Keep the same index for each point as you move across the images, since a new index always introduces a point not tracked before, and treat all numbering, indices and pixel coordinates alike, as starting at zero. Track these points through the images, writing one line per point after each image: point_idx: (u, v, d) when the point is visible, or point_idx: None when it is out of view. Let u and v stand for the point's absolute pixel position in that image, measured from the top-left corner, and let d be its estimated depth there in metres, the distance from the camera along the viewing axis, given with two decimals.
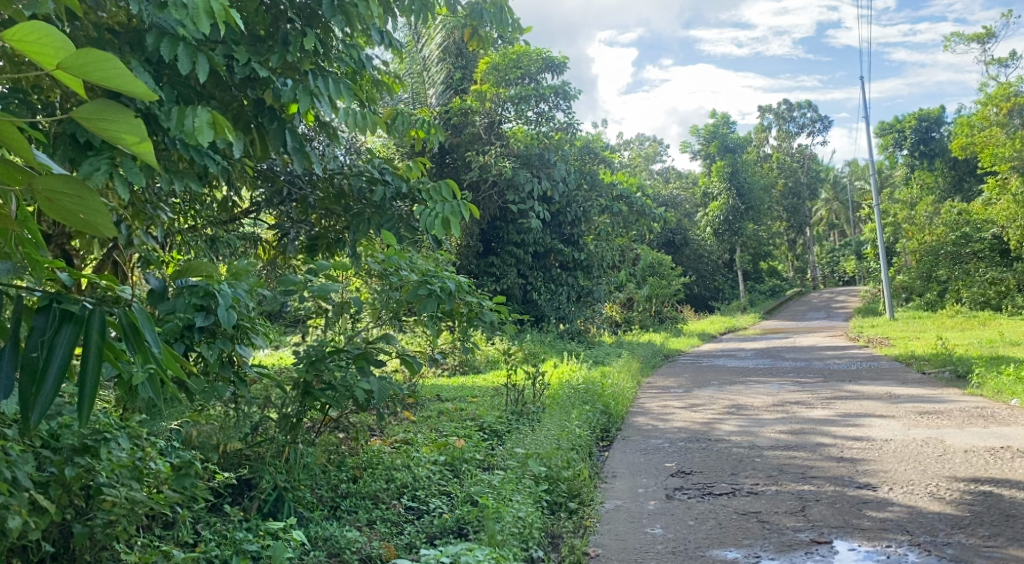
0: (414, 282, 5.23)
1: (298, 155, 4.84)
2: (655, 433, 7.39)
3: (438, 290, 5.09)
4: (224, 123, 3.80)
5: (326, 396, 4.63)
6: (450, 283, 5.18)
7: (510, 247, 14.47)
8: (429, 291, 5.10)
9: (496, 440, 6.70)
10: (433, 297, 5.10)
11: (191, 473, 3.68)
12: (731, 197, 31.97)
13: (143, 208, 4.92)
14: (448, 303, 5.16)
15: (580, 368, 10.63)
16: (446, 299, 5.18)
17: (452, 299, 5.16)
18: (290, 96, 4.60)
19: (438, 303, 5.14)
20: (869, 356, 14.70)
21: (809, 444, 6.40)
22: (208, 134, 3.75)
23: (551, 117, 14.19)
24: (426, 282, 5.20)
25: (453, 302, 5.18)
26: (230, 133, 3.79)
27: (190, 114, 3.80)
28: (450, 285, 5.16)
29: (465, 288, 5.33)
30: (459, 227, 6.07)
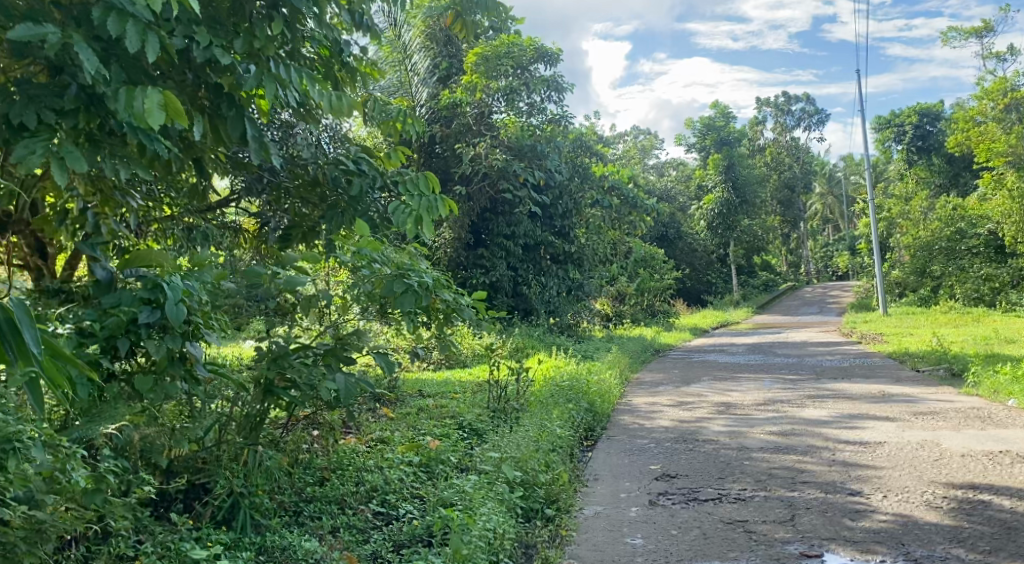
0: (388, 275, 4.94)
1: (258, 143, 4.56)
2: (641, 433, 7.15)
3: (413, 285, 4.81)
4: (176, 104, 3.49)
5: (290, 394, 4.38)
6: (425, 278, 4.90)
7: (499, 239, 14.16)
8: (404, 286, 4.82)
9: (475, 440, 6.45)
10: (409, 292, 4.82)
11: (103, 489, 3.28)
12: (726, 190, 31.67)
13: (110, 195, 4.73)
14: (424, 300, 4.88)
15: (567, 364, 10.40)
16: (422, 295, 4.89)
17: (428, 295, 4.88)
18: (254, 83, 4.34)
19: (413, 299, 4.86)
20: (862, 353, 14.45)
21: (800, 447, 6.16)
22: (159, 117, 3.43)
23: (541, 107, 13.92)
24: (400, 276, 4.92)
25: (428, 298, 4.90)
26: (183, 118, 3.49)
27: (139, 94, 3.46)
28: (426, 280, 4.89)
29: (443, 284, 5.05)
30: (438, 221, 5.78)
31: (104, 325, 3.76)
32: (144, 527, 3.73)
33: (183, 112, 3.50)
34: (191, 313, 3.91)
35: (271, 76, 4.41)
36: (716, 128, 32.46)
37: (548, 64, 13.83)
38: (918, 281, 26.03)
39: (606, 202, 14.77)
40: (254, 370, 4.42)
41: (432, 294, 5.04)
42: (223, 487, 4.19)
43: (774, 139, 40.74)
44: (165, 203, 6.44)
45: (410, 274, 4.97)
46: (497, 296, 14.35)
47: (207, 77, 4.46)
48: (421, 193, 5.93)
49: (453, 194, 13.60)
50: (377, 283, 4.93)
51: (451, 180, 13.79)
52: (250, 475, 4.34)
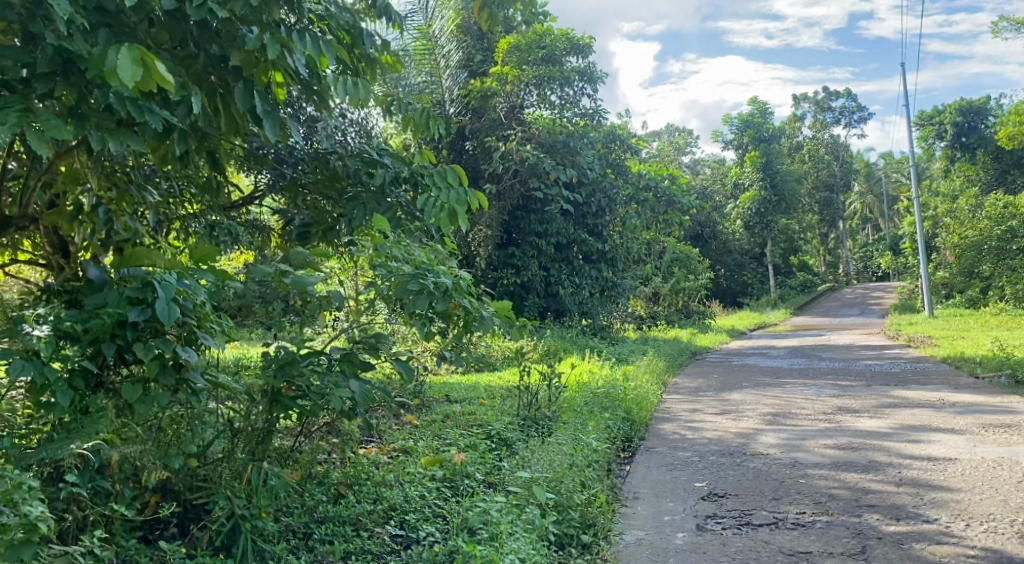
0: (406, 273, 4.48)
1: (269, 120, 4.12)
2: (683, 444, 6.63)
3: (431, 286, 4.34)
4: (153, 60, 3.15)
5: (297, 404, 3.96)
6: (445, 278, 4.43)
7: (531, 237, 13.64)
8: (419, 286, 4.34)
9: (504, 451, 5.98)
10: (426, 294, 4.35)
11: (34, 541, 2.76)
12: (765, 188, 30.82)
13: (125, 190, 4.73)
14: (442, 303, 4.40)
15: (602, 368, 9.91)
16: (440, 299, 4.42)
17: (447, 298, 4.41)
18: (256, 45, 3.84)
19: (430, 302, 4.38)
20: (912, 358, 13.72)
21: (860, 464, 5.61)
22: (131, 73, 3.08)
23: (575, 101, 13.43)
24: (420, 274, 4.47)
25: (447, 301, 4.43)
26: (161, 69, 3.13)
27: (111, 49, 3.14)
28: (444, 280, 4.43)
29: (464, 287, 4.58)
30: (466, 220, 5.31)
31: (87, 326, 3.34)
32: (127, 557, 3.47)
33: (161, 70, 3.16)
34: (185, 315, 3.46)
35: (275, 38, 3.89)
36: (754, 125, 31.64)
37: (581, 56, 13.31)
38: (967, 281, 25.10)
39: (640, 199, 14.22)
40: (259, 376, 4.01)
41: (452, 299, 4.56)
42: (223, 509, 3.77)
43: (812, 136, 39.71)
44: (181, 196, 6.16)
45: (428, 274, 4.50)
46: (528, 297, 13.85)
47: (211, 50, 4.06)
48: (447, 188, 5.44)
49: (483, 191, 13.17)
50: (393, 282, 4.47)
51: (482, 178, 13.34)
52: (253, 493, 3.91)
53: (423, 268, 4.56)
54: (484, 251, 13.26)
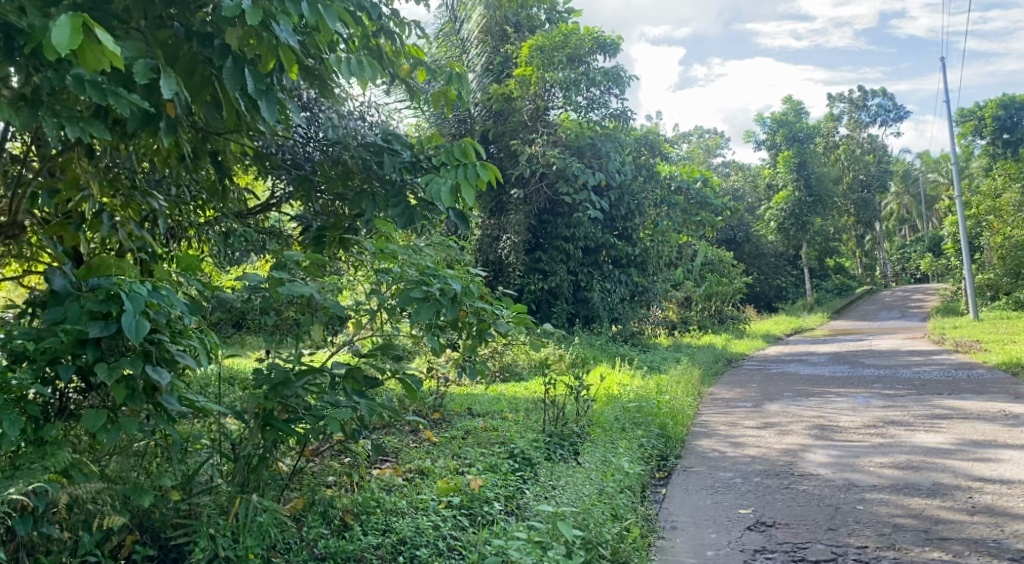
0: (412, 275, 4.02)
1: (263, 100, 3.56)
2: (722, 463, 6.11)
3: (436, 291, 3.84)
4: (95, 28, 2.69)
5: (288, 427, 3.52)
6: (453, 283, 3.93)
7: (559, 242, 13.15)
8: (423, 293, 3.85)
9: (528, 473, 5.50)
10: (432, 303, 3.85)
11: None
12: (799, 189, 29.98)
13: (131, 196, 4.63)
14: (449, 312, 3.87)
15: (632, 378, 9.37)
16: (448, 308, 3.89)
17: (457, 306, 3.90)
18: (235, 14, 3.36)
19: (436, 311, 3.87)
20: (961, 364, 13.05)
21: (924, 487, 5.09)
22: (68, 41, 2.63)
23: (602, 103, 12.94)
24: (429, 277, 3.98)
25: (457, 310, 3.92)
26: (102, 36, 2.68)
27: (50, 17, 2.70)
28: (454, 283, 3.93)
29: (475, 293, 4.07)
30: (472, 193, 4.95)
31: (43, 345, 2.90)
32: None
33: (104, 38, 2.71)
34: (155, 329, 3.02)
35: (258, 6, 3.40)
36: (788, 124, 30.94)
37: (609, 57, 12.85)
38: (1013, 282, 24.29)
39: (671, 201, 13.66)
40: (247, 399, 3.60)
41: (462, 305, 4.04)
42: (205, 551, 3.30)
43: (847, 136, 38.78)
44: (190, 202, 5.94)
45: (436, 278, 4.00)
46: (557, 303, 13.37)
47: (195, 24, 3.66)
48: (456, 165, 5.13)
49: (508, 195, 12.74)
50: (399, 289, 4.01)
51: (508, 184, 12.93)
52: (239, 531, 3.43)
53: (433, 271, 4.06)
54: (511, 256, 12.84)
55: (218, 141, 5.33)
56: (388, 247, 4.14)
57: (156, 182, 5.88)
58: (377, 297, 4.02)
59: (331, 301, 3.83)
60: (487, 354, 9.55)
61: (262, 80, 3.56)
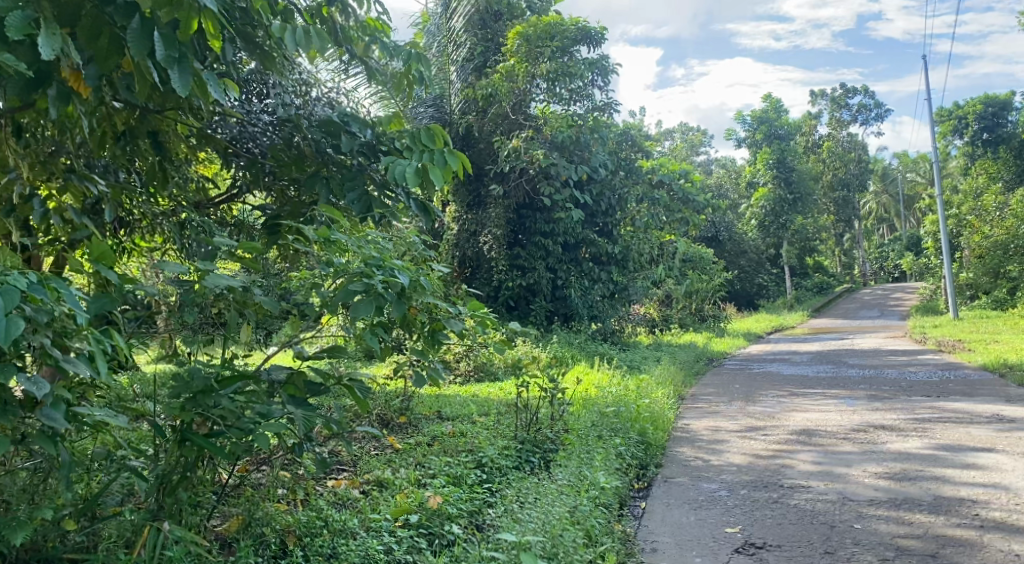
0: (355, 265, 3.54)
1: (175, 69, 3.13)
2: (706, 473, 5.67)
3: (380, 285, 3.35)
4: None
5: (206, 441, 3.05)
6: (400, 274, 3.44)
7: (538, 237, 12.70)
8: (363, 285, 3.35)
9: (495, 486, 5.05)
10: (374, 299, 3.35)
11: None
12: (779, 187, 29.70)
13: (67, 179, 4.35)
14: (395, 310, 3.39)
15: (611, 379, 8.94)
16: (392, 304, 3.40)
17: (404, 303, 3.42)
18: None
19: (378, 307, 3.38)
20: (947, 364, 12.73)
21: (925, 501, 4.68)
22: None
23: (584, 95, 12.53)
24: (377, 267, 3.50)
25: (405, 307, 3.43)
26: None
27: None
28: (400, 274, 3.45)
29: (427, 288, 3.59)
30: (440, 175, 4.52)
31: None
32: None
33: None
34: (33, 330, 2.50)
35: None
36: (767, 122, 30.59)
37: (592, 47, 12.39)
38: (992, 282, 24.11)
39: (652, 197, 13.21)
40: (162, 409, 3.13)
41: (411, 301, 3.55)
42: None
43: (828, 134, 38.55)
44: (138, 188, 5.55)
45: (381, 269, 3.51)
46: (535, 300, 12.89)
47: None
48: (424, 150, 4.69)
49: (488, 192, 12.31)
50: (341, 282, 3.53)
51: (487, 178, 12.46)
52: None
53: (380, 260, 3.57)
54: (492, 251, 12.34)
55: (161, 122, 4.99)
56: (331, 234, 3.66)
57: (104, 168, 5.56)
58: (315, 290, 3.54)
59: (261, 296, 3.37)
60: (459, 352, 9.07)
61: (174, 46, 3.11)
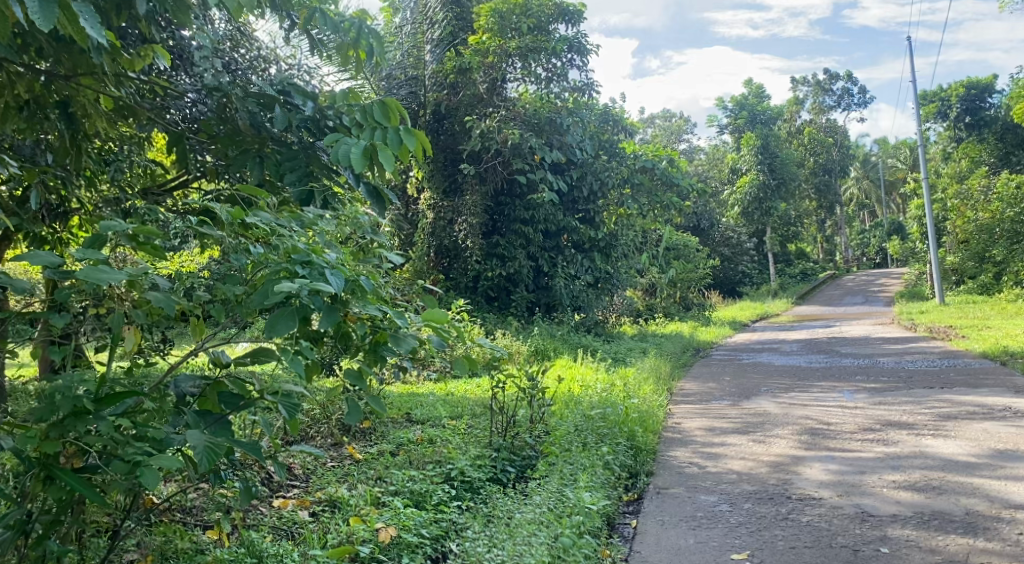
0: (275, 258, 2.88)
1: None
2: (704, 482, 5.05)
3: (304, 293, 2.65)
4: None
5: (77, 480, 2.41)
6: (332, 278, 2.77)
7: (517, 225, 12.00)
8: (283, 293, 2.65)
9: (465, 506, 4.41)
10: (297, 310, 2.71)
11: None
12: (762, 173, 29.12)
13: None
14: (324, 322, 2.73)
15: (595, 375, 8.32)
16: (322, 314, 2.73)
17: (337, 313, 2.75)
18: None
19: (302, 318, 2.73)
20: (946, 352, 12.20)
21: (958, 516, 4.13)
22: None
23: (564, 74, 11.91)
24: (302, 264, 2.83)
25: (338, 318, 2.77)
26: None
27: None
28: (332, 275, 2.78)
29: (367, 291, 2.94)
30: (390, 157, 3.82)
31: None
32: None
33: None
34: None
35: None
36: (749, 107, 29.98)
37: (571, 24, 11.76)
38: (978, 266, 23.40)
39: (635, 181, 12.58)
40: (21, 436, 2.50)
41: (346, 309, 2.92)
42: None
43: (811, 120, 38.13)
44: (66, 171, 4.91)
45: (306, 267, 2.82)
46: (515, 290, 12.24)
47: None
48: (375, 128, 3.98)
49: (462, 174, 11.64)
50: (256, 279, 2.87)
51: (462, 161, 11.80)
52: None
53: (308, 254, 2.89)
54: (469, 241, 11.66)
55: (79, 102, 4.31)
56: (248, 215, 2.98)
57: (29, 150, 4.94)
58: (226, 287, 2.90)
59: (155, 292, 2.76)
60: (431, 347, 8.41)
61: None
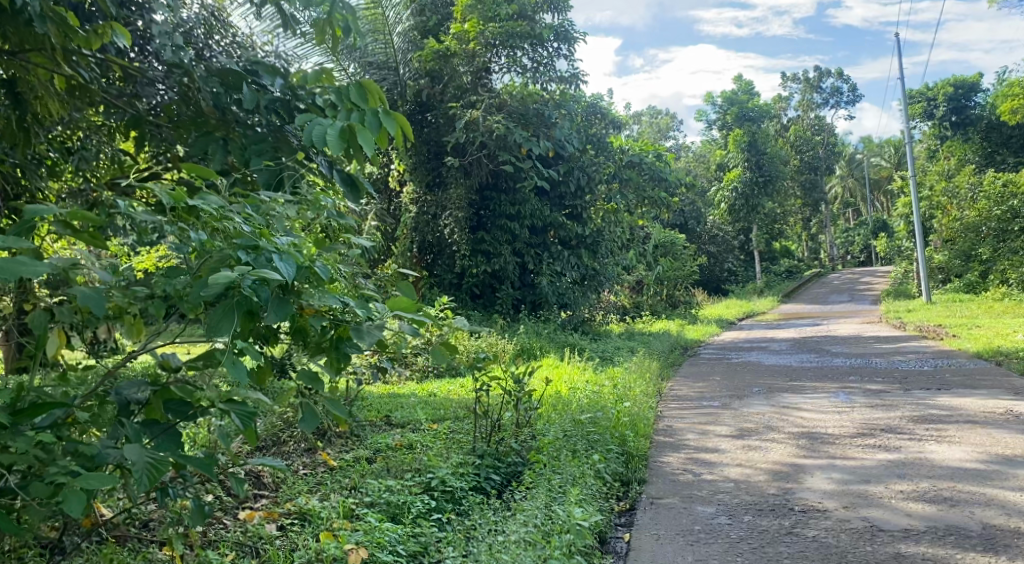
0: (220, 246, 2.58)
1: None
2: (699, 492, 4.74)
3: (247, 281, 2.37)
4: None
5: None
6: (281, 266, 2.47)
7: (503, 220, 11.67)
8: (223, 281, 2.38)
9: (445, 521, 4.07)
10: (240, 305, 2.40)
11: None
12: (748, 169, 28.85)
13: None
14: (273, 315, 2.43)
15: (581, 376, 8.01)
16: (268, 307, 2.44)
17: (288, 306, 2.48)
18: None
19: (245, 312, 2.42)
20: (939, 352, 11.98)
21: (975, 532, 3.85)
22: None
23: (551, 66, 11.62)
24: (248, 250, 2.53)
25: (290, 311, 2.49)
26: None
27: None
28: (281, 263, 2.48)
29: (324, 280, 2.61)
30: (371, 141, 3.49)
31: None
32: None
33: None
34: None
35: None
36: (736, 103, 29.59)
37: (557, 13, 11.47)
38: (964, 265, 23.27)
39: (623, 176, 12.29)
40: None
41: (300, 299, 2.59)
42: None
43: (797, 118, 37.95)
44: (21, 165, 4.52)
45: (253, 253, 2.52)
46: (501, 287, 11.91)
47: None
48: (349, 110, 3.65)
49: (446, 167, 11.29)
50: (198, 271, 2.54)
51: (445, 154, 11.46)
52: None
53: (255, 238, 2.60)
54: (453, 236, 11.31)
55: (30, 80, 3.96)
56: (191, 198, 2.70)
57: None
58: (165, 280, 2.55)
59: (81, 289, 2.43)
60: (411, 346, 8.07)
61: None
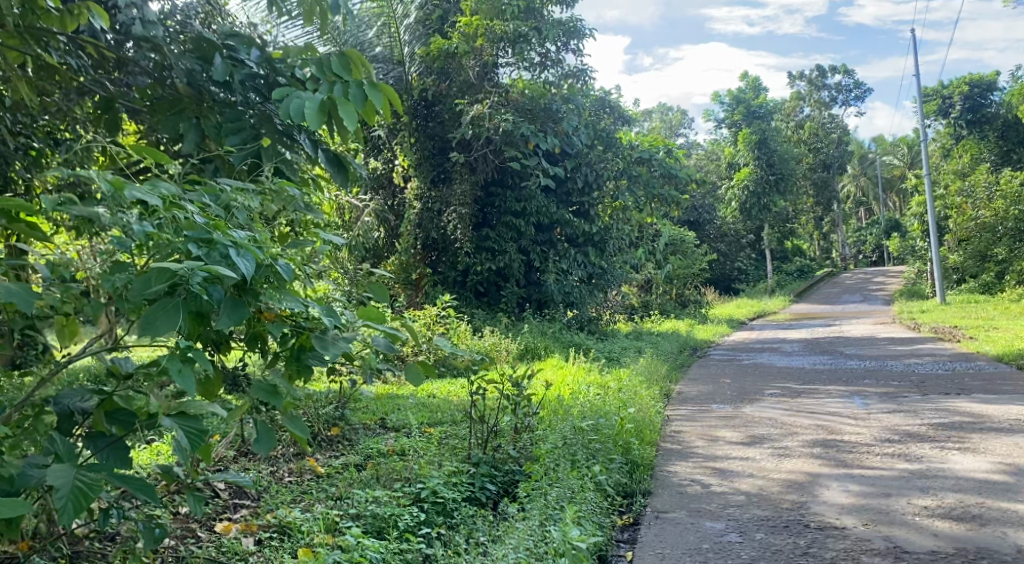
0: (169, 238, 2.43)
1: None
2: (708, 506, 4.43)
3: (195, 278, 2.28)
4: None
5: None
6: (238, 262, 2.35)
7: (507, 217, 11.38)
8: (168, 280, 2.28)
9: (433, 537, 3.78)
10: (186, 304, 2.31)
11: None
12: (759, 167, 28.39)
13: None
14: (223, 318, 2.34)
15: (586, 378, 7.72)
16: (222, 309, 2.35)
17: (242, 309, 2.38)
18: None
19: (196, 313, 2.33)
20: (957, 355, 11.61)
21: (1008, 554, 3.55)
22: None
23: (558, 60, 11.30)
24: (200, 244, 2.42)
25: (244, 313, 2.40)
26: None
27: None
28: (240, 260, 2.37)
29: (286, 280, 2.52)
30: (353, 115, 3.19)
31: None
32: None
33: None
34: None
35: None
36: (745, 102, 29.14)
37: (564, 5, 11.12)
38: (980, 265, 22.78)
39: (631, 173, 11.95)
40: None
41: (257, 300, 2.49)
42: None
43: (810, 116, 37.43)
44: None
45: (206, 249, 2.39)
46: (505, 285, 11.61)
47: None
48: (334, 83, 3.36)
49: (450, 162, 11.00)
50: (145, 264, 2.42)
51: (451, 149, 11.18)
52: None
53: (209, 231, 2.47)
54: (456, 232, 11.03)
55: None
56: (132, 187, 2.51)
57: None
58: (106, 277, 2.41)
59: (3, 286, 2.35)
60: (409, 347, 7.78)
61: None
